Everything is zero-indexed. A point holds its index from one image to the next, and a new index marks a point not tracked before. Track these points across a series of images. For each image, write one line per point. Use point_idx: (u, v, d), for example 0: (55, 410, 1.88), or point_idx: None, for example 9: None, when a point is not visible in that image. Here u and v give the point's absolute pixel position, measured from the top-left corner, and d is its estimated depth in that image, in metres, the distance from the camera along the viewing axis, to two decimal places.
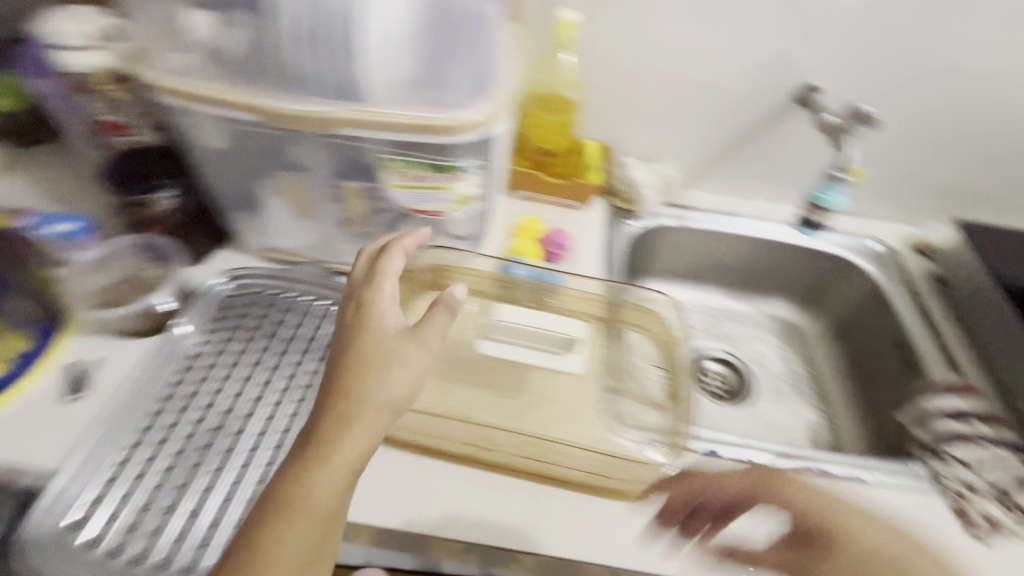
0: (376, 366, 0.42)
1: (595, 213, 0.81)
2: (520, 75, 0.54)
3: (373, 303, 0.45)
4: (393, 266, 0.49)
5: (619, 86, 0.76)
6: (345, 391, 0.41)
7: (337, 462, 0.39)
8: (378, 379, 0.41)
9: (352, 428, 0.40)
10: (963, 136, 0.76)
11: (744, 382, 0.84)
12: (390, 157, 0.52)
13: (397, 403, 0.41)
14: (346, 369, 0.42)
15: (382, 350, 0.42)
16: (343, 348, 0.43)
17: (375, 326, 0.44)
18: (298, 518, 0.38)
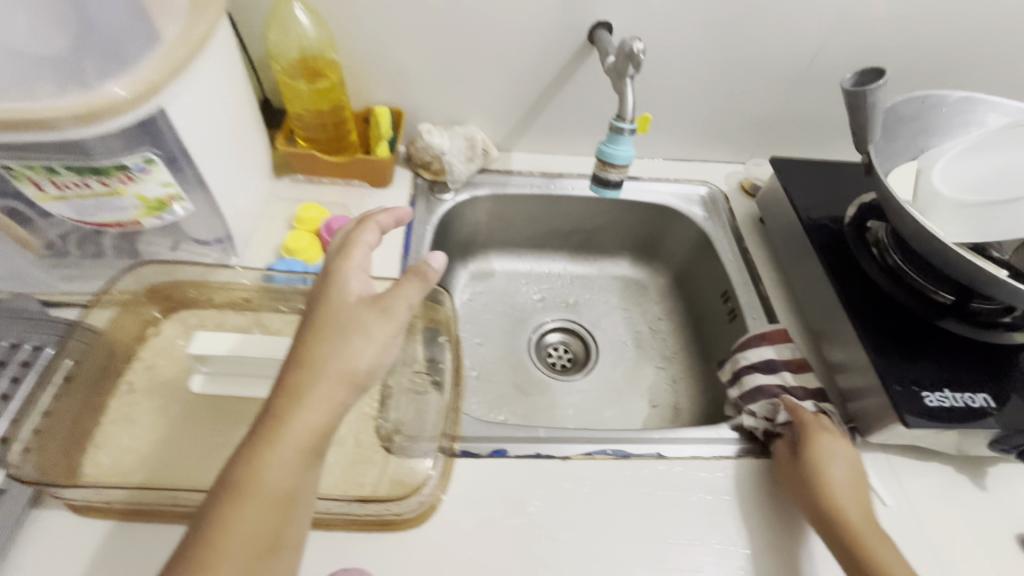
0: (330, 331, 0.37)
1: (398, 191, 0.72)
2: (191, 40, 0.43)
3: (337, 269, 0.40)
4: (368, 237, 0.43)
5: (394, 40, 0.66)
6: (316, 358, 0.36)
7: (295, 436, 0.34)
8: (337, 345, 0.36)
9: (305, 398, 0.34)
10: (770, 65, 0.71)
11: (589, 349, 0.81)
12: (9, 164, 0.40)
13: (362, 369, 0.36)
14: (309, 335, 0.37)
15: (343, 314, 0.37)
16: (315, 317, 0.38)
17: (342, 289, 0.39)
18: (251, 504, 0.32)
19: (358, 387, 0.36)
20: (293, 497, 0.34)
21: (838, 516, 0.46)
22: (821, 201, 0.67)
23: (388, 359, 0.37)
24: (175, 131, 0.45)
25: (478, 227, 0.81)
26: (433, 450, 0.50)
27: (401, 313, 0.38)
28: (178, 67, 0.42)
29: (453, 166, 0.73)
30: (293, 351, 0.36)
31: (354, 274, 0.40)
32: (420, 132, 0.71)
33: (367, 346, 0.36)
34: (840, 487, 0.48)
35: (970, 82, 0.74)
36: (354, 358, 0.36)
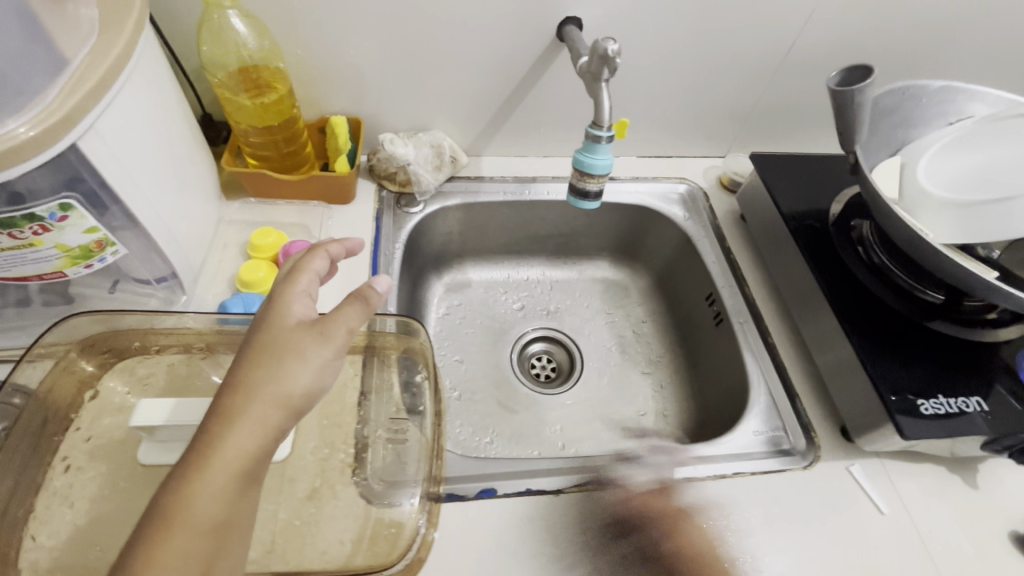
0: (268, 352, 0.32)
1: (361, 206, 0.67)
2: (106, 64, 0.38)
3: (279, 295, 0.35)
4: (315, 265, 0.38)
5: (347, 44, 0.60)
6: (251, 378, 0.31)
7: (226, 461, 0.28)
8: (273, 368, 0.31)
9: (236, 420, 0.29)
10: (748, 56, 0.68)
11: (574, 357, 0.78)
12: None
13: (300, 394, 0.31)
14: (243, 357, 0.32)
15: (280, 334, 0.33)
16: (251, 340, 0.33)
17: (281, 309, 0.34)
18: (178, 536, 0.26)
19: (296, 413, 0.31)
20: (227, 531, 0.28)
21: None
22: (804, 198, 0.65)
23: (327, 385, 0.33)
24: (97, 169, 0.39)
25: (450, 237, 0.76)
26: (417, 495, 0.47)
27: (341, 339, 0.34)
28: (94, 95, 0.37)
29: (420, 177, 0.68)
30: (225, 375, 0.31)
31: (297, 296, 0.35)
32: (382, 142, 0.66)
33: (304, 372, 0.32)
34: None
35: (947, 67, 0.73)
36: (290, 388, 0.31)
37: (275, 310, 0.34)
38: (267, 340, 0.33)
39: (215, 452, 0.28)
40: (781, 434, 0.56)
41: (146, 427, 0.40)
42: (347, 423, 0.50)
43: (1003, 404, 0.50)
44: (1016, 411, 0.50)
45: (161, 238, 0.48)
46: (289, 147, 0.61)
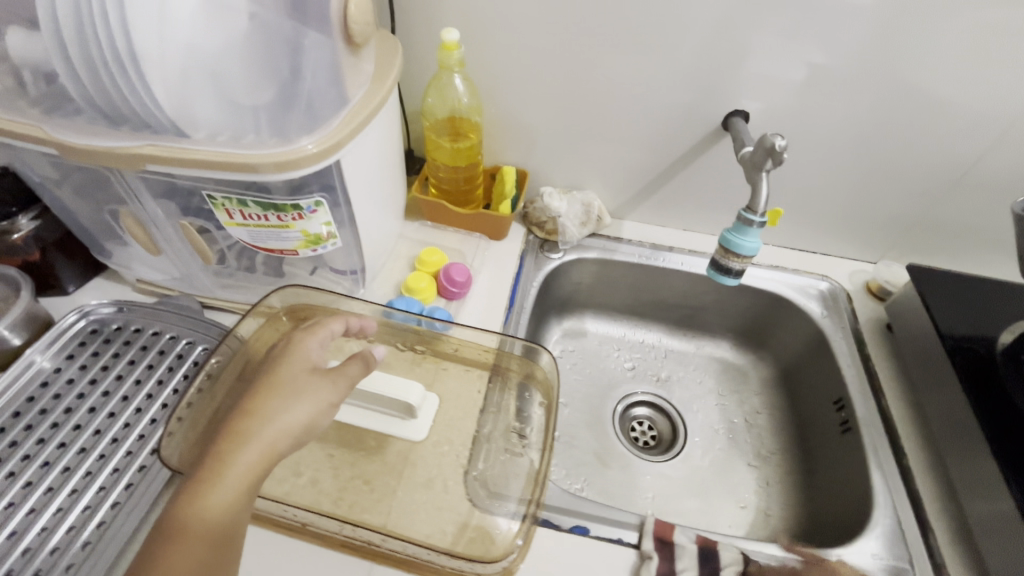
0: (276, 387, 0.40)
1: (511, 244, 0.76)
2: (371, 107, 0.49)
3: (298, 343, 0.45)
4: (335, 324, 0.48)
5: (533, 110, 0.70)
6: (261, 407, 0.39)
7: (237, 476, 0.35)
8: (285, 402, 0.39)
9: (249, 440, 0.37)
10: (918, 168, 0.68)
11: (676, 429, 0.78)
12: (213, 194, 0.48)
13: (301, 425, 0.39)
14: (256, 391, 0.40)
15: (289, 376, 0.41)
16: (267, 378, 0.41)
17: (296, 356, 0.44)
18: (189, 543, 0.33)
19: (291, 442, 0.39)
20: (230, 540, 0.34)
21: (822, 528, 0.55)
22: (967, 322, 0.61)
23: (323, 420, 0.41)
24: (342, 180, 0.51)
25: (580, 287, 0.82)
26: (514, 512, 0.50)
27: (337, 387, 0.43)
28: (360, 127, 0.48)
29: (567, 229, 0.75)
30: (240, 404, 0.39)
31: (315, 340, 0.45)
32: (543, 194, 0.75)
33: (309, 408, 0.40)
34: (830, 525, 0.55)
35: None
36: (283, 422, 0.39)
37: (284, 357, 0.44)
38: (279, 379, 0.41)
39: (225, 469, 0.35)
40: (904, 566, 0.51)
41: None
42: (467, 429, 0.56)
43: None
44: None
45: (362, 239, 0.59)
46: (466, 185, 0.72)
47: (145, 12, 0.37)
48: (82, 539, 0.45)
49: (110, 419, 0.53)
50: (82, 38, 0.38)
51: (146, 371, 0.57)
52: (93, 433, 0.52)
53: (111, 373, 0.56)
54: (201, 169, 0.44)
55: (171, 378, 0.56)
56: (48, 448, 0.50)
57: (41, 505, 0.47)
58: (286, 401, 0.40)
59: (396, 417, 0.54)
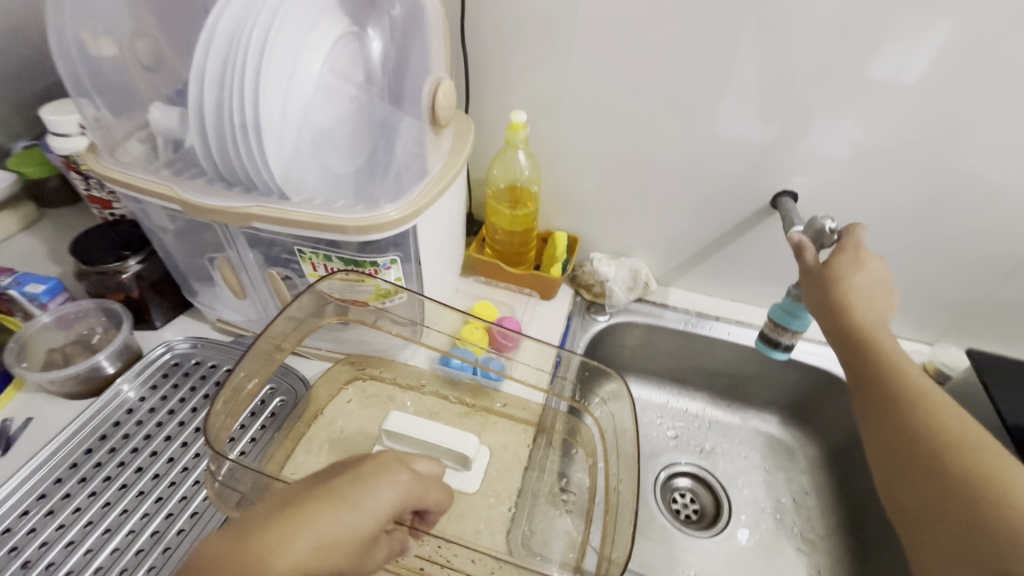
0: (321, 545, 0.31)
1: (559, 306, 0.79)
2: (448, 180, 0.54)
3: (349, 477, 0.34)
4: (401, 475, 0.36)
5: (587, 183, 0.75)
6: (296, 541, 0.30)
7: None
8: (283, 546, 0.30)
9: None
10: (973, 255, 0.68)
11: (720, 504, 0.75)
12: (302, 249, 0.53)
13: None
14: (253, 527, 0.30)
15: (333, 527, 0.31)
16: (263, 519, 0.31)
17: (332, 505, 0.32)
18: None
19: None
20: None
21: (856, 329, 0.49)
22: None
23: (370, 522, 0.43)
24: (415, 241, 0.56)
25: (623, 351, 0.83)
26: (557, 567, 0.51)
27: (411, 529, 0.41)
28: (437, 196, 0.53)
29: (613, 292, 0.78)
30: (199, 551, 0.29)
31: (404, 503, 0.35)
32: (592, 259, 0.78)
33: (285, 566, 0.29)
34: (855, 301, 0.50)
35: None
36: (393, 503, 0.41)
37: (330, 517, 0.31)
38: (277, 525, 0.30)
39: None
40: None
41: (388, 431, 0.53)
42: (513, 482, 0.57)
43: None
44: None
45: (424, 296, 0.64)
46: (521, 247, 0.76)
47: (277, 97, 0.44)
48: (148, 560, 0.48)
49: (183, 448, 0.57)
50: (219, 116, 0.45)
51: None
52: (167, 460, 0.56)
53: (187, 405, 0.61)
54: (297, 227, 0.50)
55: None
56: (126, 471, 0.54)
57: (116, 525, 0.50)
58: (273, 550, 0.29)
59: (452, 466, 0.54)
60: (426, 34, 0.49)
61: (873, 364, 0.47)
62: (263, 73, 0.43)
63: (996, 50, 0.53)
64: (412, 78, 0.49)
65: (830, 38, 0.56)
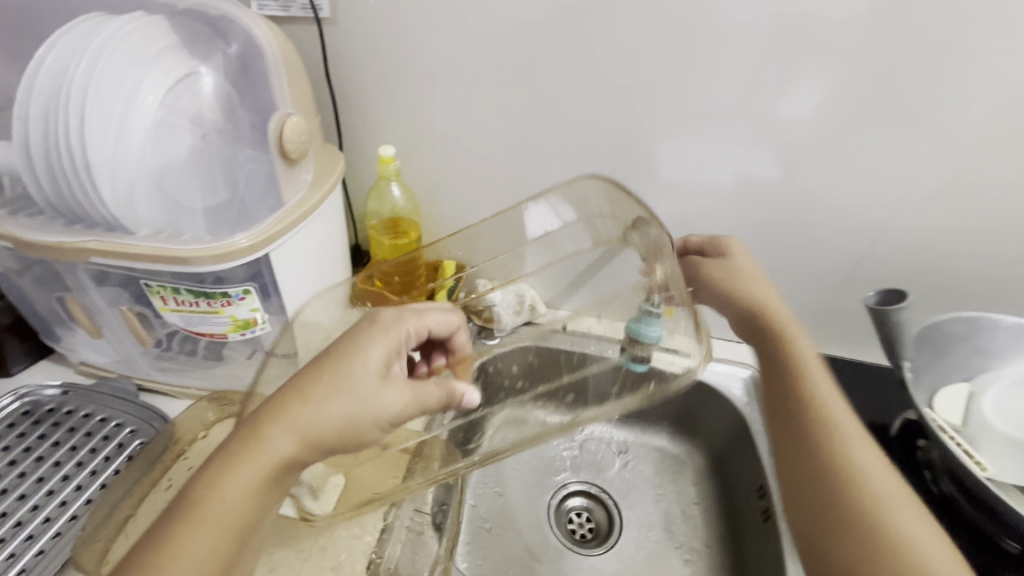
0: (312, 400, 0.39)
1: None
2: (306, 207, 0.56)
3: (350, 335, 0.44)
4: (391, 321, 0.47)
5: (468, 212, 0.79)
6: (315, 392, 0.39)
7: (257, 461, 0.37)
8: (310, 396, 0.39)
9: (247, 454, 0.37)
10: (818, 269, 0.73)
11: (613, 520, 0.76)
12: (151, 283, 0.52)
13: (312, 425, 0.38)
14: (279, 391, 0.40)
15: (342, 373, 0.40)
16: (292, 380, 0.40)
17: (338, 355, 0.42)
18: (198, 534, 0.35)
19: (321, 437, 0.38)
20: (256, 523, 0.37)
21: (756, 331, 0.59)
22: (866, 410, 0.65)
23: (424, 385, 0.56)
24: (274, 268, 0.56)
25: None
26: None
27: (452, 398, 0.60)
28: (292, 223, 0.54)
29: (501, 317, 0.77)
30: (247, 416, 0.39)
31: (386, 345, 0.44)
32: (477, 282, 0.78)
33: (315, 408, 0.38)
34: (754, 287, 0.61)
35: None
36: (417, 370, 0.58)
37: (312, 380, 0.40)
38: (304, 380, 0.40)
39: (236, 467, 0.36)
40: None
41: None
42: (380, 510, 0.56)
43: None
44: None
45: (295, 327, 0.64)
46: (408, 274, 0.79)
47: (104, 134, 0.45)
48: None
49: (21, 501, 0.53)
50: (45, 153, 0.45)
51: (67, 452, 0.58)
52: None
53: (30, 455, 0.57)
54: (136, 262, 0.49)
55: (92, 460, 0.57)
56: None
57: None
58: (304, 399, 0.39)
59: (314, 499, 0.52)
60: (267, 69, 0.51)
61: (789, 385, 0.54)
62: (87, 111, 0.44)
63: (788, 87, 0.61)
64: (259, 116, 0.53)
65: (653, 77, 0.63)
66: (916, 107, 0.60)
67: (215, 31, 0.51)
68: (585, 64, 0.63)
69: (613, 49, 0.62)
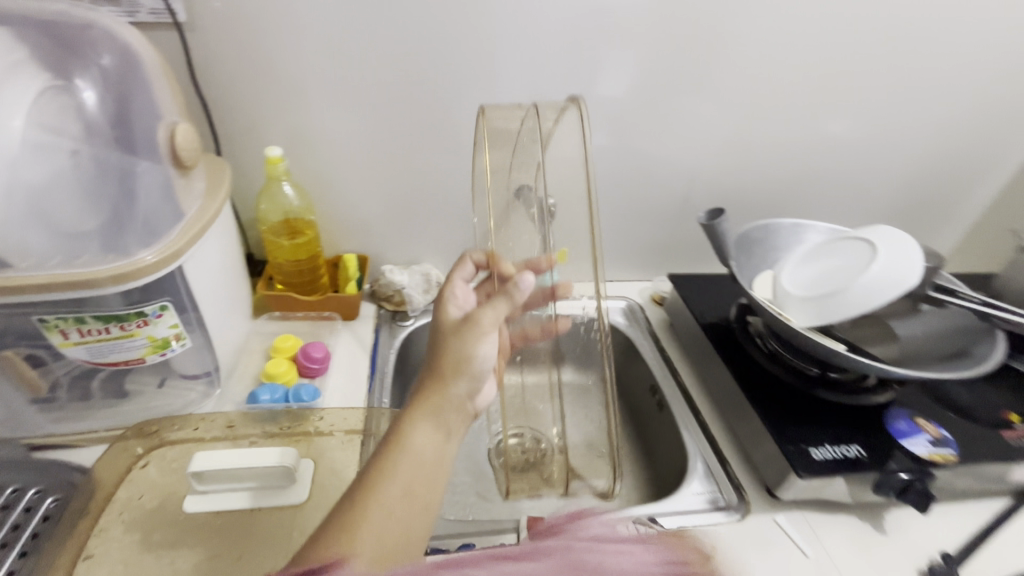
0: (448, 349, 0.50)
1: (363, 323, 0.82)
2: (209, 214, 0.55)
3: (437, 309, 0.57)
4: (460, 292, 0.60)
5: (358, 204, 0.82)
6: (444, 344, 0.50)
7: (422, 402, 0.48)
8: (444, 346, 0.50)
9: (417, 401, 0.48)
10: (660, 208, 0.91)
11: None
12: (45, 318, 0.49)
13: (457, 363, 0.49)
14: (430, 357, 0.51)
15: (458, 325, 0.52)
16: (429, 349, 0.52)
17: (442, 319, 0.55)
18: (400, 459, 0.44)
19: (464, 372, 0.49)
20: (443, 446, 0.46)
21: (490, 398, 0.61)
22: (715, 310, 0.83)
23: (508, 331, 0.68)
24: (187, 280, 0.54)
25: None
26: None
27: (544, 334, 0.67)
28: (197, 234, 0.53)
29: (412, 298, 0.85)
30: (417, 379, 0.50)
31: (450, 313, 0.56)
32: (385, 271, 0.85)
33: (455, 349, 0.50)
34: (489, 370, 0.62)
35: (809, 213, 0.97)
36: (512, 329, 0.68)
37: (431, 361, 0.50)
38: (434, 343, 0.52)
39: (411, 411, 0.47)
40: (718, 492, 0.65)
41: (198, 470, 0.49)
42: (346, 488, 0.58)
43: (893, 459, 0.62)
44: (906, 462, 0.61)
45: (210, 340, 0.62)
46: (310, 274, 0.79)
47: None
48: None
49: None
50: None
51: None
52: None
53: None
54: (29, 294, 0.45)
55: None
56: None
57: None
58: (442, 351, 0.50)
59: (277, 486, 0.53)
60: (147, 76, 0.50)
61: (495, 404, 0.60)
62: None
63: (616, 64, 0.76)
64: (140, 126, 0.50)
65: (509, 61, 0.73)
66: (703, 72, 0.78)
67: (77, 42, 0.48)
68: (450, 54, 0.71)
69: (472, 40, 0.71)
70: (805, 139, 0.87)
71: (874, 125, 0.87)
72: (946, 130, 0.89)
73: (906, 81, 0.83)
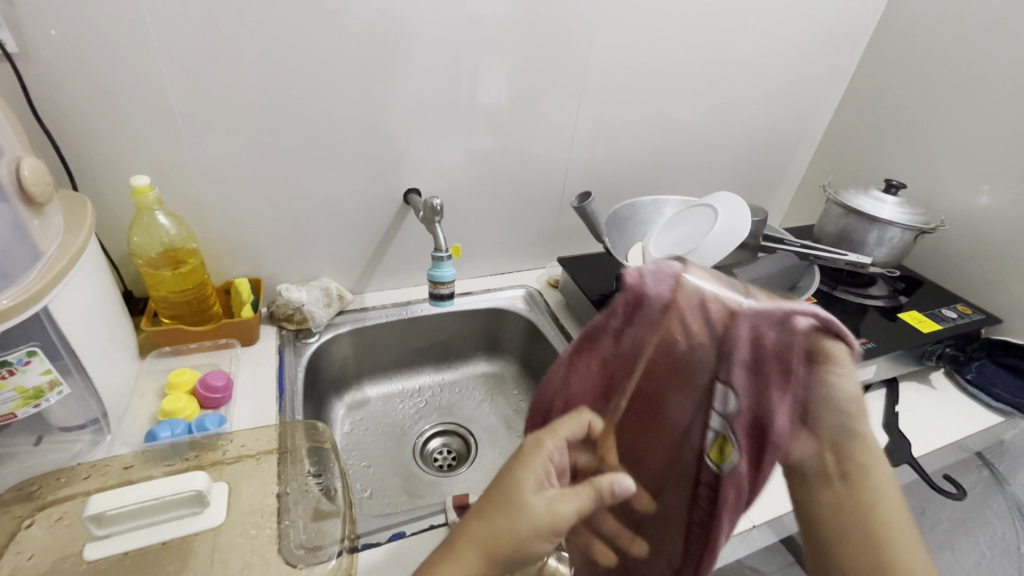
0: (520, 494, 0.47)
1: (265, 346, 0.81)
2: (77, 250, 0.54)
3: (530, 447, 0.52)
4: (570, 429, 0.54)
5: (244, 227, 0.81)
6: (521, 497, 0.47)
7: None
8: (511, 499, 0.47)
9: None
10: (540, 199, 0.99)
11: (468, 442, 0.89)
12: None
13: (500, 542, 0.45)
14: (502, 485, 0.49)
15: (528, 480, 0.49)
16: (505, 478, 0.49)
17: (530, 467, 0.50)
18: None
19: (509, 535, 0.46)
20: None
21: (515, 483, 0.48)
22: (601, 284, 0.92)
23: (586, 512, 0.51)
24: (57, 323, 0.52)
25: (345, 361, 0.90)
26: (338, 551, 0.53)
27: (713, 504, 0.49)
28: (62, 272, 0.51)
29: (314, 314, 0.85)
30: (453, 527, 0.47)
31: (569, 501, 0.48)
32: (280, 290, 0.84)
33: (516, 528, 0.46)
34: (539, 467, 0.50)
35: (668, 190, 1.10)
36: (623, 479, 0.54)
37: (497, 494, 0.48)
38: (508, 484, 0.48)
39: None
40: None
41: (100, 512, 0.47)
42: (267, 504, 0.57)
43: None
44: None
45: (91, 384, 0.59)
46: (198, 305, 0.77)
47: None
48: None
49: None
50: None
51: None
52: None
53: None
54: None
55: None
56: None
57: None
58: (510, 497, 0.47)
59: (189, 515, 0.51)
60: None
61: (508, 492, 0.48)
62: None
63: (482, 72, 0.82)
64: None
65: (379, 76, 0.76)
66: (561, 75, 0.87)
67: None
68: (320, 71, 0.73)
69: (341, 56, 0.73)
70: (656, 126, 1.00)
71: (710, 110, 1.02)
72: (763, 109, 1.06)
73: (727, 72, 0.98)
